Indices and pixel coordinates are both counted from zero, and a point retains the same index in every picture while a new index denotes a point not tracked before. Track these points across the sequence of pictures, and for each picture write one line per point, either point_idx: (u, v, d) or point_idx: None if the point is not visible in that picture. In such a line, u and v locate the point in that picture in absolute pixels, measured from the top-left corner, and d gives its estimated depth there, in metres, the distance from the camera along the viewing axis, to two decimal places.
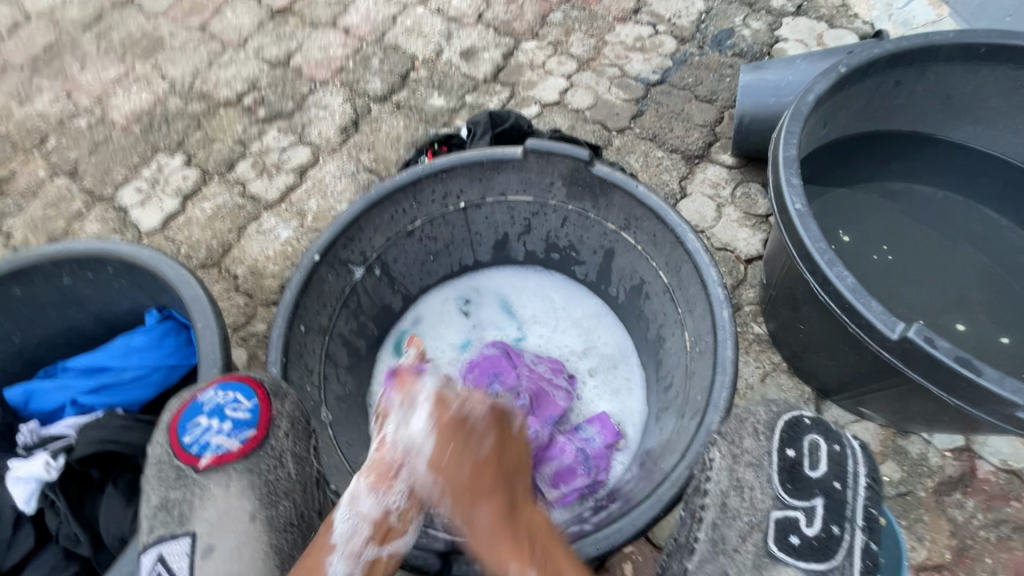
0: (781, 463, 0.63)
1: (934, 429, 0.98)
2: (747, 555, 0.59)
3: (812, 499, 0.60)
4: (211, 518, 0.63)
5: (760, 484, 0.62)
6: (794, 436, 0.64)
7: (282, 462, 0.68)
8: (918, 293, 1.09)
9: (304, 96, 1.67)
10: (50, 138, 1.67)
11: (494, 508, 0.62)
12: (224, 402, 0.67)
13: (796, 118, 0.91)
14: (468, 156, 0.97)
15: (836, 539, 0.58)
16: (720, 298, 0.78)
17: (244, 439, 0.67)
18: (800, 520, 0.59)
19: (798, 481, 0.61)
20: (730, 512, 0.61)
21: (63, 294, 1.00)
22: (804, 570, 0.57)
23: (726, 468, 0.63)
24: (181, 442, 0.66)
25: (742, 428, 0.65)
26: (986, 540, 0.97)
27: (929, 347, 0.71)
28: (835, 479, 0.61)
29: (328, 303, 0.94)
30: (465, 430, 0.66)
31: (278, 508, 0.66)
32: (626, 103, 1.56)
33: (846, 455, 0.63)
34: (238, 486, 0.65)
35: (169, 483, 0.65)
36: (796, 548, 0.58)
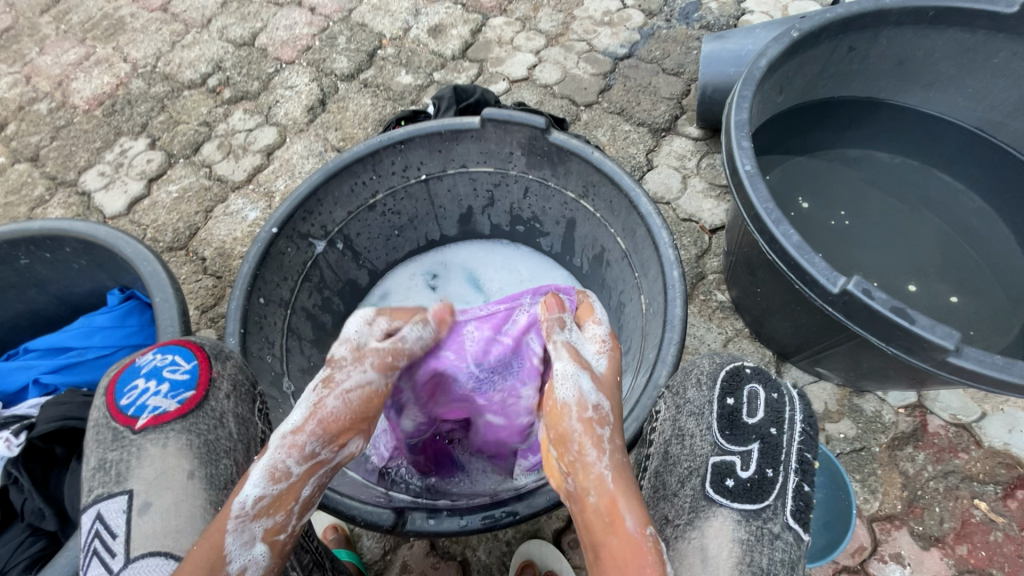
0: (721, 410, 0.66)
1: (887, 385, 1.01)
2: (685, 499, 0.63)
3: (747, 444, 0.63)
4: (148, 476, 0.64)
5: (700, 431, 0.66)
6: (734, 385, 0.67)
7: (223, 423, 0.70)
8: (873, 256, 1.11)
9: (270, 76, 1.65)
10: (9, 124, 1.63)
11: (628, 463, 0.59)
12: (163, 363, 0.70)
13: (747, 83, 0.92)
14: (426, 127, 0.97)
15: (770, 481, 0.61)
16: (671, 258, 0.80)
17: (181, 400, 0.68)
18: (736, 464, 0.63)
19: (735, 427, 0.65)
20: (671, 459, 0.66)
21: (19, 274, 0.99)
22: (737, 509, 0.60)
23: (670, 419, 0.68)
24: (118, 405, 0.68)
25: (687, 379, 0.69)
26: (935, 491, 1.01)
27: (866, 298, 0.73)
28: (771, 425, 0.64)
29: (289, 276, 0.94)
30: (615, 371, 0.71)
31: (218, 467, 0.67)
32: (594, 78, 1.56)
33: (784, 401, 0.65)
34: (175, 445, 0.66)
35: (106, 444, 0.66)
36: (730, 490, 0.61)
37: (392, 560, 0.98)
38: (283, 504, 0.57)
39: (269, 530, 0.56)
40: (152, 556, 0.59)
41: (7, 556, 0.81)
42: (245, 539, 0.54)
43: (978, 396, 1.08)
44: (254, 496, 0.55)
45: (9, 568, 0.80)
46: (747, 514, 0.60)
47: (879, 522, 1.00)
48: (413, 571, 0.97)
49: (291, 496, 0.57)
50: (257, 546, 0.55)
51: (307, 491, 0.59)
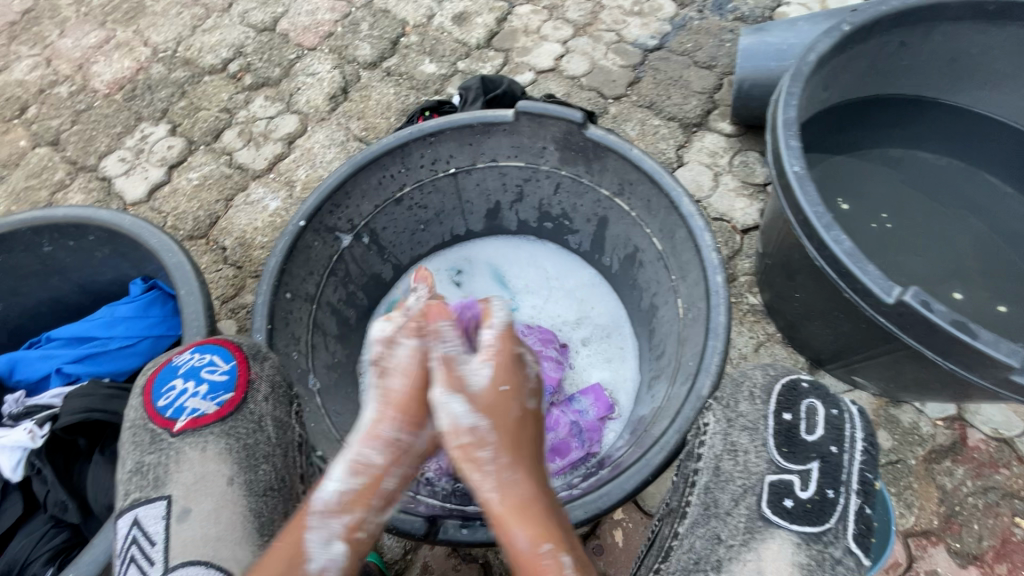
0: (777, 426, 0.64)
1: (927, 397, 0.97)
2: (739, 519, 0.61)
3: (808, 463, 0.61)
4: (187, 481, 0.63)
5: (755, 448, 0.63)
6: (792, 400, 0.65)
7: (262, 427, 0.69)
8: (916, 262, 1.07)
9: (291, 63, 1.62)
10: (30, 107, 1.62)
11: (530, 469, 0.67)
12: (201, 364, 0.68)
13: (796, 79, 0.88)
14: (458, 119, 0.93)
15: (831, 503, 0.59)
16: (714, 263, 0.77)
17: (221, 402, 0.68)
18: (795, 484, 0.61)
19: (793, 445, 0.62)
20: (723, 475, 0.63)
21: (43, 261, 0.98)
22: (797, 532, 0.59)
23: (720, 433, 0.65)
24: (156, 407, 0.68)
25: (739, 392, 0.66)
26: (974, 507, 0.98)
27: (925, 310, 0.70)
28: (832, 443, 0.62)
29: (315, 270, 0.92)
30: (525, 373, 0.73)
31: (257, 473, 0.66)
32: (623, 70, 1.51)
33: (845, 419, 0.63)
34: (214, 449, 0.65)
35: (144, 447, 0.65)
36: (790, 511, 0.60)
37: (413, 560, 0.97)
38: (360, 499, 0.65)
39: (348, 527, 0.63)
40: (190, 566, 0.59)
41: (31, 546, 0.81)
42: (326, 535, 0.62)
43: (1021, 410, 1.04)
44: (334, 490, 0.64)
45: (34, 558, 0.80)
46: (807, 538, 0.59)
47: (914, 538, 0.97)
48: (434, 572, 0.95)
49: (371, 490, 0.66)
50: (335, 543, 0.62)
51: (387, 485, 0.67)
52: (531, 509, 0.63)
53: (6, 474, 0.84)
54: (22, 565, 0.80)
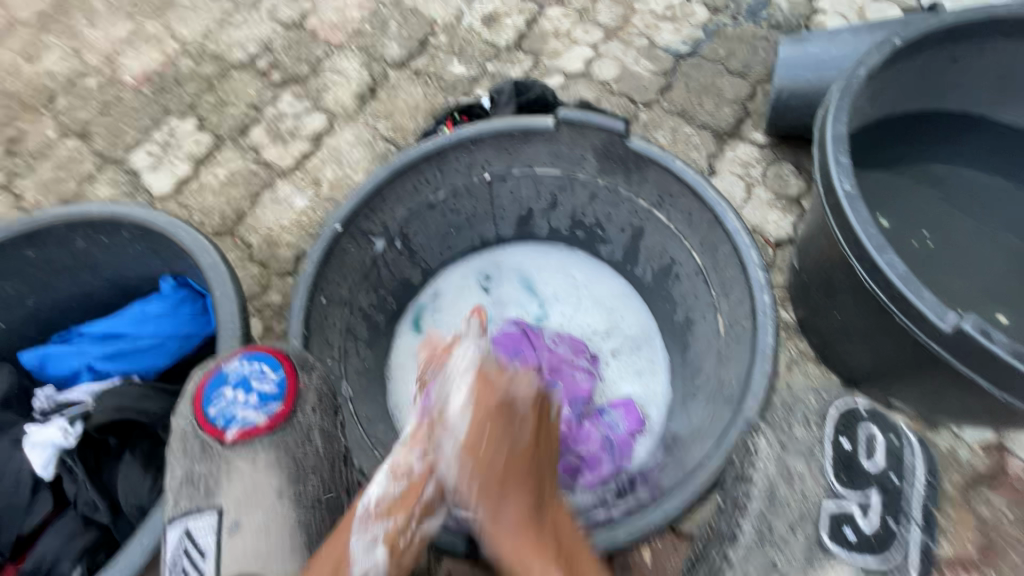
0: (836, 454, 0.67)
1: (966, 423, 0.95)
2: (797, 546, 0.62)
3: (868, 492, 0.65)
4: (238, 494, 0.66)
5: (813, 474, 0.65)
6: (849, 427, 0.68)
7: (310, 439, 0.68)
8: (959, 282, 1.05)
9: (320, 60, 1.61)
10: (59, 98, 1.62)
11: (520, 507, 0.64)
12: (252, 374, 0.65)
13: (846, 93, 0.86)
14: (497, 125, 0.92)
15: (890, 534, 0.63)
16: (761, 282, 0.75)
17: (271, 413, 0.66)
18: (855, 512, 0.64)
19: (851, 473, 0.65)
20: (779, 501, 0.64)
21: (76, 257, 0.98)
22: (858, 560, 0.62)
23: (773, 456, 0.66)
24: (205, 414, 0.66)
25: (794, 417, 0.69)
26: (1012, 537, 0.96)
27: (983, 340, 0.68)
28: (888, 474, 0.66)
29: (349, 274, 0.91)
30: (511, 414, 0.68)
31: (306, 485, 0.68)
32: (655, 76, 1.49)
33: (898, 447, 0.67)
34: (264, 461, 0.66)
35: (194, 456, 0.66)
36: (851, 540, 0.62)
37: (436, 569, 0.95)
38: (401, 505, 0.66)
39: (389, 532, 0.65)
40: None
41: (60, 545, 0.81)
42: (368, 542, 0.63)
43: None
44: (377, 494, 0.66)
45: (61, 558, 0.80)
46: (869, 568, 0.62)
47: (950, 566, 0.95)
48: None
49: (413, 496, 0.67)
50: (378, 549, 0.63)
51: (426, 493, 0.67)
52: (518, 536, 0.62)
53: (37, 471, 0.84)
54: (52, 563, 0.80)
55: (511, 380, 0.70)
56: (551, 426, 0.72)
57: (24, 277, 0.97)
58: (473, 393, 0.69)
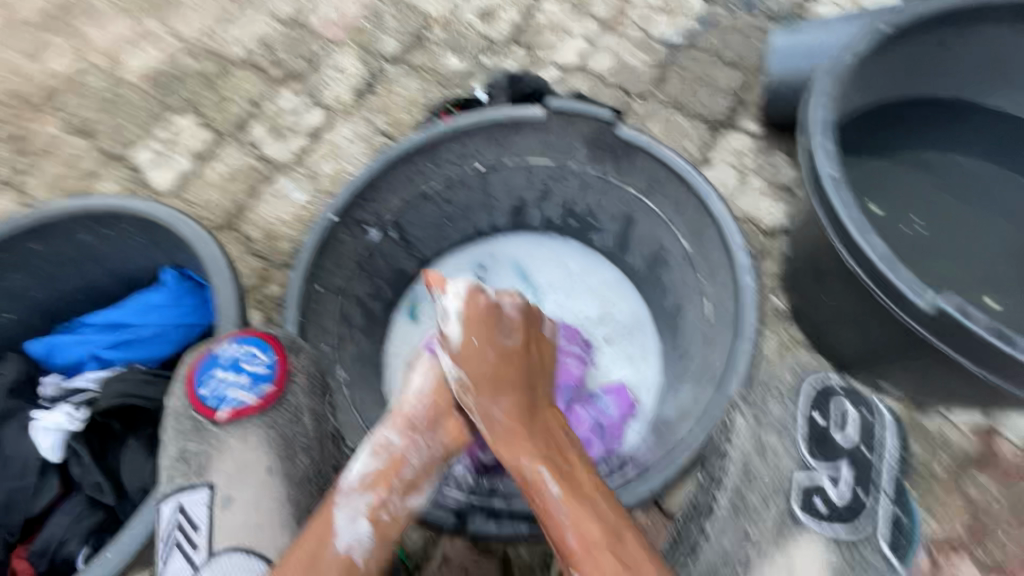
0: (811, 429, 0.70)
1: (954, 404, 0.96)
2: (769, 521, 0.68)
3: (838, 465, 0.68)
4: (229, 471, 0.70)
5: (786, 448, 0.70)
6: (822, 402, 0.72)
7: (299, 418, 0.74)
8: (948, 265, 1.05)
9: (318, 56, 1.63)
10: (63, 96, 1.65)
11: (514, 404, 0.68)
12: (242, 356, 0.70)
13: (831, 79, 0.87)
14: (488, 115, 0.94)
15: (861, 504, 0.66)
16: (745, 265, 0.78)
17: (261, 394, 0.72)
18: (826, 486, 0.67)
19: (825, 447, 0.69)
20: (752, 476, 0.70)
21: (81, 250, 1.01)
22: (824, 530, 0.66)
23: (749, 433, 0.71)
24: (198, 395, 0.71)
25: (768, 393, 0.73)
26: (1000, 517, 0.97)
27: (960, 317, 0.70)
28: (863, 445, 0.69)
29: (344, 263, 0.93)
30: (497, 320, 0.74)
31: (295, 463, 0.73)
32: (649, 67, 1.50)
33: (870, 416, 0.71)
34: (255, 439, 0.72)
35: (187, 435, 0.71)
36: (818, 510, 0.67)
37: (433, 552, 0.97)
38: (384, 477, 0.67)
39: (372, 505, 0.65)
40: (234, 552, 0.66)
41: (69, 524, 0.84)
42: (351, 514, 0.64)
43: None
44: (359, 469, 0.67)
45: (69, 537, 0.83)
46: (840, 541, 0.65)
47: (939, 546, 0.96)
48: (454, 563, 0.96)
49: (393, 469, 0.68)
50: (361, 521, 0.64)
51: (409, 468, 0.69)
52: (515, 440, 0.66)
53: (45, 455, 0.87)
54: (61, 543, 0.83)
55: (498, 296, 0.77)
56: (541, 340, 0.78)
57: (31, 269, 0.99)
58: (465, 301, 0.74)
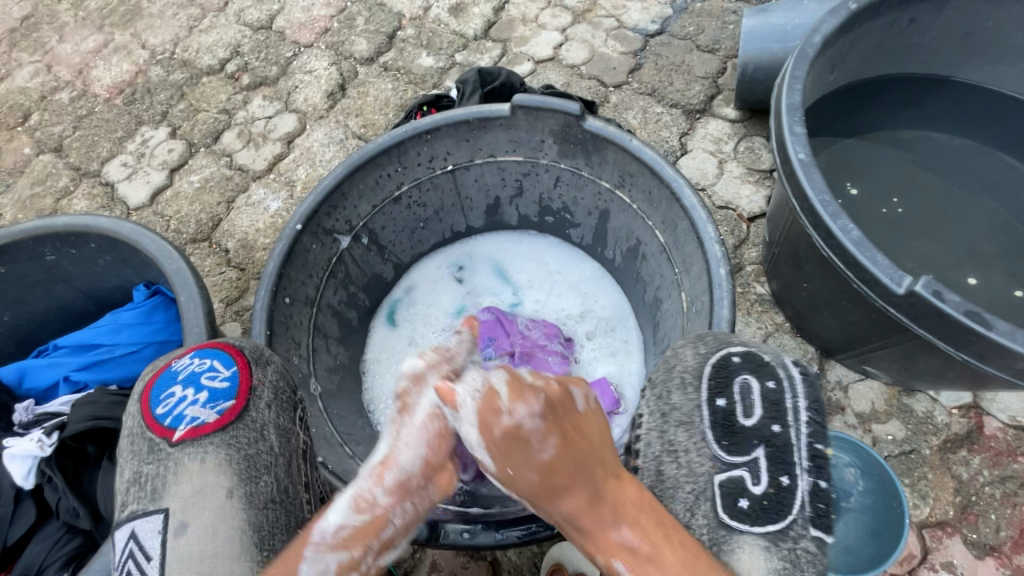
0: (712, 415, 0.64)
1: (940, 386, 0.95)
2: (701, 530, 0.60)
3: (751, 452, 0.62)
4: (185, 494, 0.64)
5: (695, 446, 0.64)
6: (723, 385, 0.65)
7: (264, 436, 0.71)
8: (931, 245, 1.03)
9: (289, 61, 1.60)
10: (33, 113, 1.62)
11: (573, 489, 0.55)
12: (202, 369, 0.71)
13: (801, 62, 0.85)
14: (454, 114, 0.92)
15: (786, 491, 0.60)
16: (718, 256, 0.76)
17: (221, 410, 0.69)
18: (746, 479, 0.61)
19: (733, 436, 0.63)
20: (669, 482, 0.64)
21: (47, 271, 0.98)
22: (760, 533, 0.59)
23: (655, 429, 0.67)
24: (154, 415, 0.69)
25: (671, 381, 0.68)
26: (991, 497, 0.96)
27: (936, 300, 0.69)
28: (772, 423, 0.63)
29: (314, 273, 0.92)
30: (521, 438, 0.55)
31: (258, 485, 0.67)
32: (624, 56, 1.48)
33: (782, 391, 0.64)
34: (213, 460, 0.66)
35: (142, 457, 0.67)
36: (747, 513, 0.60)
37: (422, 559, 0.97)
38: (360, 537, 0.55)
39: (342, 564, 0.54)
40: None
41: (46, 552, 0.82)
42: (318, 571, 0.53)
43: None
44: (335, 523, 0.55)
45: (47, 565, 0.81)
46: (774, 538, 0.59)
47: (929, 529, 0.95)
48: (442, 570, 0.96)
49: (373, 530, 0.55)
50: None
51: (390, 528, 0.56)
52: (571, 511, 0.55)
53: (18, 482, 0.85)
54: (37, 571, 0.81)
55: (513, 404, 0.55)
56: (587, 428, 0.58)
57: None
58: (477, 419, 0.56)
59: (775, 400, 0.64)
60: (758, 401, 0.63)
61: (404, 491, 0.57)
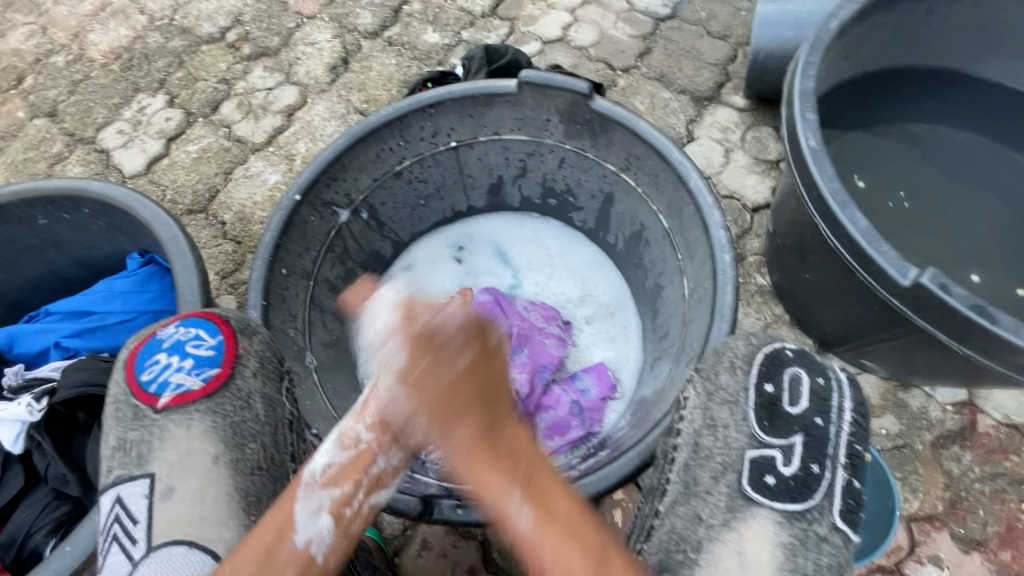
0: (759, 398, 0.64)
1: (937, 382, 0.95)
2: (719, 498, 0.61)
3: (791, 437, 0.61)
4: (171, 459, 0.65)
5: (735, 422, 0.64)
6: (774, 369, 0.65)
7: (250, 404, 0.70)
8: (935, 241, 1.02)
9: (291, 32, 1.57)
10: (26, 76, 1.58)
11: (475, 429, 0.53)
12: (187, 338, 0.70)
13: (815, 47, 0.83)
14: (459, 89, 0.91)
15: (815, 478, 0.60)
16: (722, 241, 0.76)
17: (206, 378, 0.69)
18: (777, 459, 0.61)
19: (776, 419, 0.63)
20: (702, 452, 0.64)
21: (39, 235, 0.97)
22: (780, 510, 0.59)
23: (700, 407, 0.66)
24: (139, 381, 0.68)
25: (719, 363, 0.66)
26: (980, 493, 0.97)
27: (942, 294, 0.68)
28: (816, 416, 0.62)
29: (312, 246, 0.90)
30: (436, 342, 0.55)
31: (245, 451, 0.68)
32: (633, 40, 1.45)
33: (830, 388, 0.64)
34: (199, 427, 0.67)
35: (127, 423, 0.67)
36: (771, 488, 0.60)
37: (412, 537, 0.97)
38: (349, 473, 0.59)
39: (336, 500, 0.58)
40: (175, 546, 0.61)
41: (35, 517, 0.82)
42: (313, 508, 0.57)
43: None
44: (323, 463, 0.59)
45: (36, 530, 0.81)
46: (790, 516, 0.59)
47: (917, 522, 0.96)
48: (433, 548, 0.96)
49: (361, 465, 0.59)
50: (322, 517, 0.56)
51: (377, 466, 0.60)
52: (475, 466, 0.52)
53: (7, 446, 0.85)
54: (26, 535, 0.81)
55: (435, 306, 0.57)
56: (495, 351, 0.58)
57: None
58: (396, 325, 0.57)
59: (821, 395, 0.64)
60: (807, 392, 0.63)
61: (383, 431, 0.60)
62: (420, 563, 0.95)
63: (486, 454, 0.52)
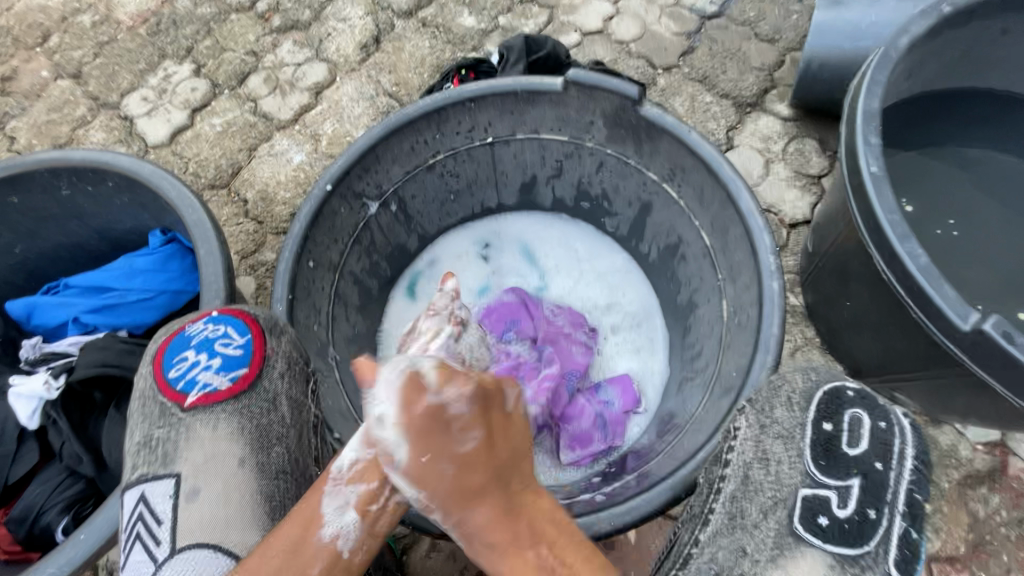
0: (816, 436, 0.62)
1: (972, 422, 0.91)
2: (767, 533, 0.60)
3: (848, 479, 0.59)
4: (197, 461, 0.65)
5: (789, 458, 0.62)
6: (833, 409, 0.63)
7: (276, 406, 0.69)
8: (987, 276, 0.98)
9: (323, 6, 1.52)
10: (52, 34, 1.54)
11: (488, 514, 0.51)
12: (214, 336, 0.69)
13: (884, 64, 0.78)
14: (502, 84, 0.87)
15: (871, 524, 0.57)
16: (771, 268, 0.73)
17: (234, 378, 0.68)
18: (832, 501, 0.59)
19: (832, 459, 0.60)
20: (752, 485, 0.63)
21: (62, 206, 0.95)
22: (830, 552, 0.57)
23: (751, 439, 0.65)
24: (167, 378, 0.68)
25: (775, 397, 0.66)
26: (1006, 538, 0.94)
27: (1004, 342, 0.66)
28: (876, 460, 0.59)
29: (340, 238, 0.88)
30: (449, 411, 0.52)
31: (270, 455, 0.67)
32: (677, 37, 1.39)
33: (893, 432, 0.60)
34: (226, 428, 0.66)
35: (154, 421, 0.67)
36: (824, 529, 0.58)
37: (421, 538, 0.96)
38: (376, 471, 0.57)
39: (362, 497, 0.56)
40: (199, 549, 0.60)
41: (47, 495, 0.82)
42: (339, 503, 0.56)
43: None
44: (350, 458, 0.58)
45: (48, 508, 0.81)
46: (841, 559, 0.57)
47: (938, 563, 0.93)
48: (442, 550, 0.95)
49: (388, 463, 0.58)
50: (347, 512, 0.56)
51: None
52: (495, 548, 0.50)
53: (23, 421, 0.85)
54: (38, 512, 0.81)
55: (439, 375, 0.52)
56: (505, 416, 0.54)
57: (10, 225, 0.94)
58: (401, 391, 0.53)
59: (882, 438, 0.61)
60: (868, 435, 0.60)
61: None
62: (428, 564, 0.94)
63: (501, 537, 0.51)
